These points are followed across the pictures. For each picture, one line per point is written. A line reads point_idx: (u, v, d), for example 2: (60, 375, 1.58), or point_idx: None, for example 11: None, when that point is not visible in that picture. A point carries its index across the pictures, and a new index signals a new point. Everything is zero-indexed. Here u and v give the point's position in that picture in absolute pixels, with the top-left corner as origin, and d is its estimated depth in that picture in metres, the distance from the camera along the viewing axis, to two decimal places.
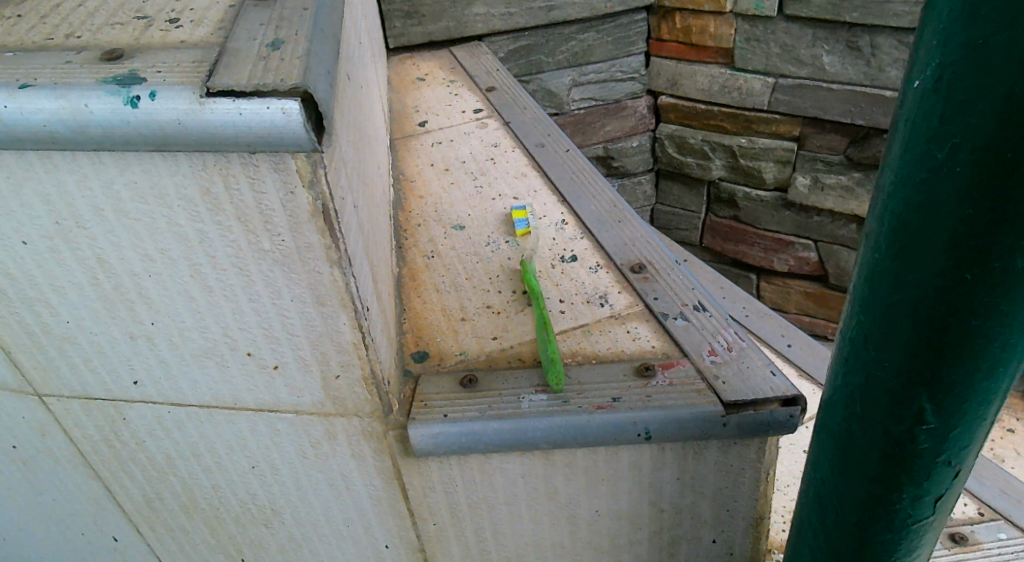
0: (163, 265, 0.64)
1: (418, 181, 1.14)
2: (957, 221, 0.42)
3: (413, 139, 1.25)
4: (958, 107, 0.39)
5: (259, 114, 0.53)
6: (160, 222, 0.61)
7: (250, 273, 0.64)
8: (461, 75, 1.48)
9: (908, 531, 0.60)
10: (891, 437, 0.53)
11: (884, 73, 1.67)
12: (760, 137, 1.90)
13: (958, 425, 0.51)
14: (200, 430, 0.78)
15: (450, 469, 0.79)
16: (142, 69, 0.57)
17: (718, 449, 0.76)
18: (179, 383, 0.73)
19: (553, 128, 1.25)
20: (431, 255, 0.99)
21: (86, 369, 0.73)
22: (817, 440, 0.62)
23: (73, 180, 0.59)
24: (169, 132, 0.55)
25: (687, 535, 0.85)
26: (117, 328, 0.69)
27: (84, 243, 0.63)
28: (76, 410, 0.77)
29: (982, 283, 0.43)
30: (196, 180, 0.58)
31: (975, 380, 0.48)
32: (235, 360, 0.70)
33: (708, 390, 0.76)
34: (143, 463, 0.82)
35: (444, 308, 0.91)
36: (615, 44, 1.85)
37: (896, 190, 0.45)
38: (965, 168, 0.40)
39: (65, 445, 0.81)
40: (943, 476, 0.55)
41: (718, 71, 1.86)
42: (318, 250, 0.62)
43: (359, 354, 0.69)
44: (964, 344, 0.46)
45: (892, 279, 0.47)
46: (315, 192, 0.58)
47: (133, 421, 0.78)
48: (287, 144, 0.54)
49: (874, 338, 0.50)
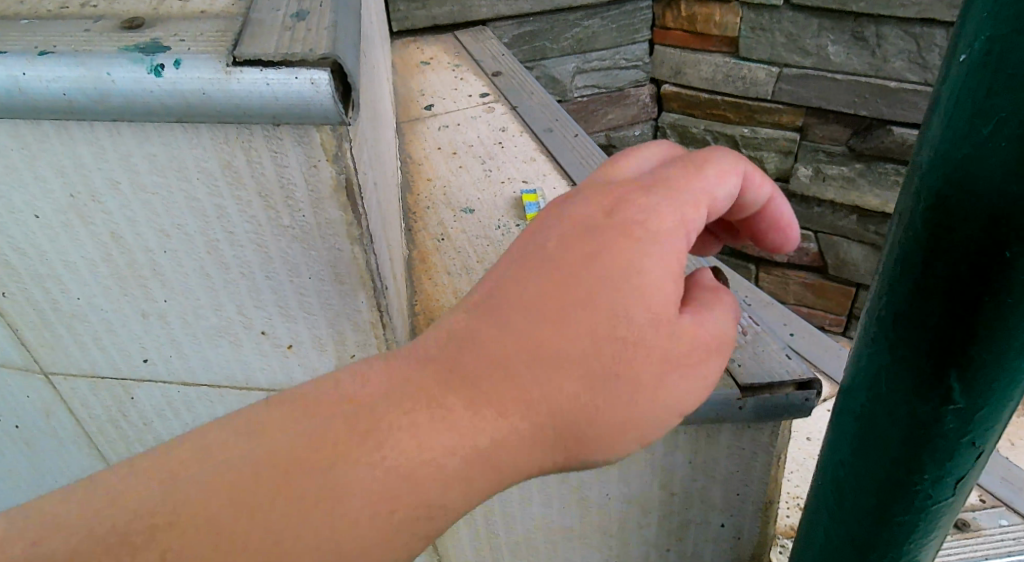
0: (179, 241, 0.63)
1: (427, 164, 1.13)
2: (999, 197, 0.42)
3: (419, 123, 1.25)
4: (1007, 79, 0.39)
5: (288, 85, 0.52)
6: (177, 197, 0.60)
7: (267, 249, 0.63)
8: (466, 60, 1.47)
9: (927, 512, 0.60)
10: (916, 418, 0.53)
11: (888, 63, 1.68)
12: (762, 127, 1.91)
13: (985, 406, 0.51)
14: (209, 411, 0.77)
15: None
16: (163, 37, 0.56)
17: (732, 432, 0.76)
18: (191, 362, 0.72)
19: (561, 112, 1.25)
20: (441, 238, 0.98)
21: (95, 348, 0.72)
22: (837, 421, 0.62)
23: (88, 152, 0.58)
24: (192, 102, 0.54)
25: (696, 519, 0.85)
26: (129, 306, 0.68)
27: (98, 218, 0.62)
28: (83, 390, 0.76)
29: (1020, 261, 0.43)
30: (216, 153, 0.57)
31: (1006, 359, 0.48)
32: (249, 340, 0.70)
33: (723, 373, 0.75)
34: (151, 444, 0.81)
35: (456, 290, 0.90)
36: (619, 32, 1.85)
37: (934, 167, 0.44)
38: (1011, 144, 0.40)
39: (70, 425, 0.81)
40: (965, 457, 0.55)
41: (721, 60, 1.86)
42: (339, 227, 0.61)
43: (377, 334, 0.69)
44: (998, 323, 0.46)
45: (925, 258, 0.47)
46: (338, 165, 0.57)
47: (142, 401, 0.77)
48: (314, 116, 0.53)
49: (902, 318, 0.50)
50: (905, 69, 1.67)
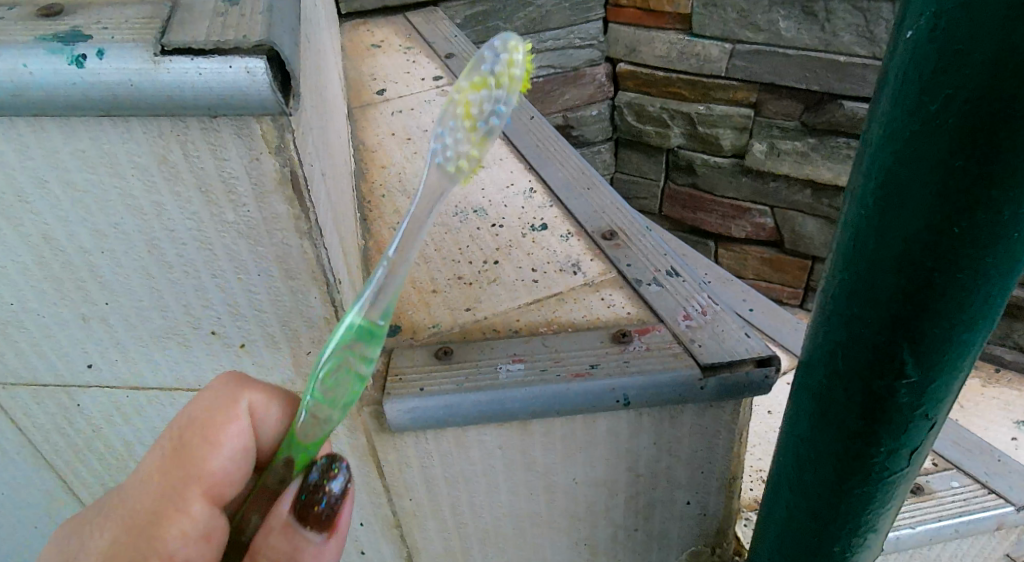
0: (117, 241, 0.61)
1: (380, 151, 1.11)
2: (947, 173, 0.42)
3: (371, 109, 1.22)
4: (954, 55, 0.39)
5: (221, 74, 0.50)
6: (112, 194, 0.58)
7: (212, 247, 0.61)
8: (418, 42, 1.44)
9: (883, 484, 0.61)
10: (872, 392, 0.54)
11: (837, 37, 1.69)
12: (717, 104, 1.91)
13: (938, 379, 0.52)
14: (160, 414, 0.75)
15: (426, 444, 0.78)
16: (85, 25, 0.53)
17: (695, 412, 0.76)
18: (137, 365, 0.70)
19: (517, 94, 1.23)
20: (397, 227, 0.97)
21: (34, 355, 0.69)
22: (796, 397, 0.62)
23: (12, 150, 0.56)
24: (119, 95, 0.51)
25: (662, 499, 0.85)
26: (67, 310, 0.66)
27: (28, 220, 0.60)
28: (25, 398, 0.74)
29: (968, 236, 0.44)
30: (151, 148, 0.55)
31: (956, 333, 0.49)
32: (198, 340, 0.68)
33: (685, 353, 0.76)
34: (101, 450, 0.79)
35: (414, 280, 0.89)
36: (572, 11, 1.84)
37: (884, 143, 0.44)
38: (957, 120, 0.40)
39: (13, 436, 0.78)
40: (920, 429, 0.56)
41: (675, 38, 1.86)
42: (286, 221, 0.59)
43: (331, 329, 0.67)
44: (948, 298, 0.47)
45: (878, 235, 0.47)
46: (282, 158, 0.55)
47: (89, 408, 0.75)
48: (251, 107, 0.51)
49: (857, 295, 0.51)
50: (854, 43, 1.68)
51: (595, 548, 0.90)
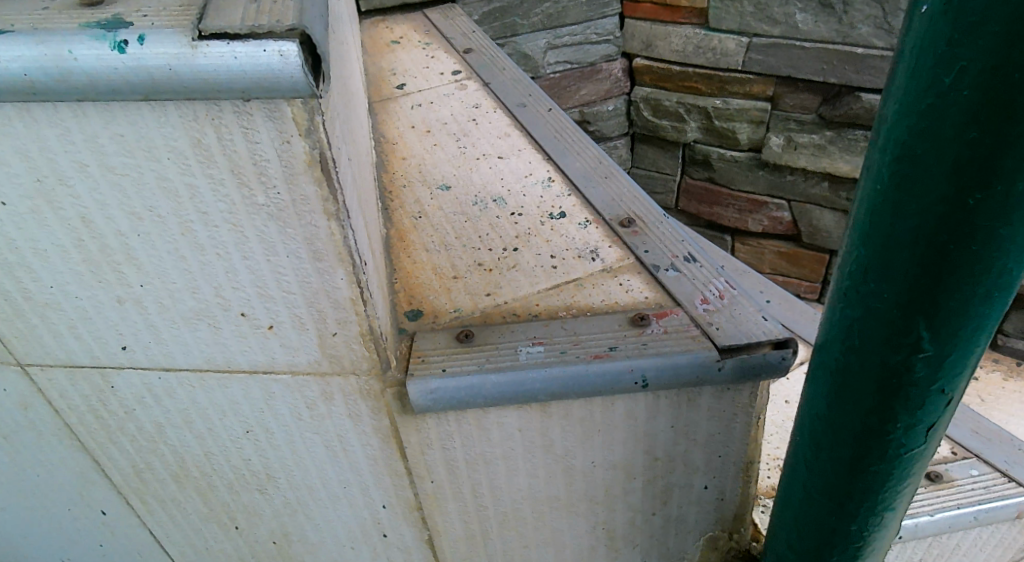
0: (152, 224, 0.63)
1: (400, 143, 1.13)
2: (961, 145, 0.43)
3: (392, 103, 1.24)
4: (967, 28, 0.40)
5: (256, 58, 0.52)
6: (148, 177, 0.60)
7: (243, 229, 0.63)
8: (437, 38, 1.46)
9: (900, 461, 0.61)
10: (888, 367, 0.55)
11: (855, 30, 1.69)
12: (734, 97, 1.92)
13: (954, 352, 0.53)
14: (191, 396, 0.77)
15: (447, 426, 0.79)
16: (125, 13, 0.55)
17: (712, 395, 0.77)
18: (168, 347, 0.72)
19: (534, 87, 1.25)
20: (418, 216, 0.99)
21: (71, 337, 0.72)
22: (813, 376, 0.63)
23: (54, 134, 0.58)
24: (158, 79, 0.53)
25: (680, 482, 0.86)
26: (104, 292, 0.68)
27: (67, 203, 0.62)
28: (61, 380, 0.76)
29: (983, 208, 0.44)
30: (186, 131, 0.57)
31: (972, 306, 0.49)
32: (228, 322, 0.70)
33: (702, 336, 0.77)
34: (132, 432, 0.81)
35: (434, 266, 0.91)
36: (588, 6, 1.85)
37: (899, 119, 0.45)
38: (972, 92, 0.41)
39: (49, 417, 0.80)
40: (936, 405, 0.57)
41: (692, 32, 1.86)
42: (314, 203, 0.61)
43: (357, 310, 0.69)
44: (964, 271, 0.47)
45: (893, 210, 0.48)
46: (312, 140, 0.57)
47: (122, 390, 0.77)
48: (284, 90, 0.53)
49: (872, 270, 0.51)
50: (872, 35, 1.68)
51: (613, 532, 0.91)
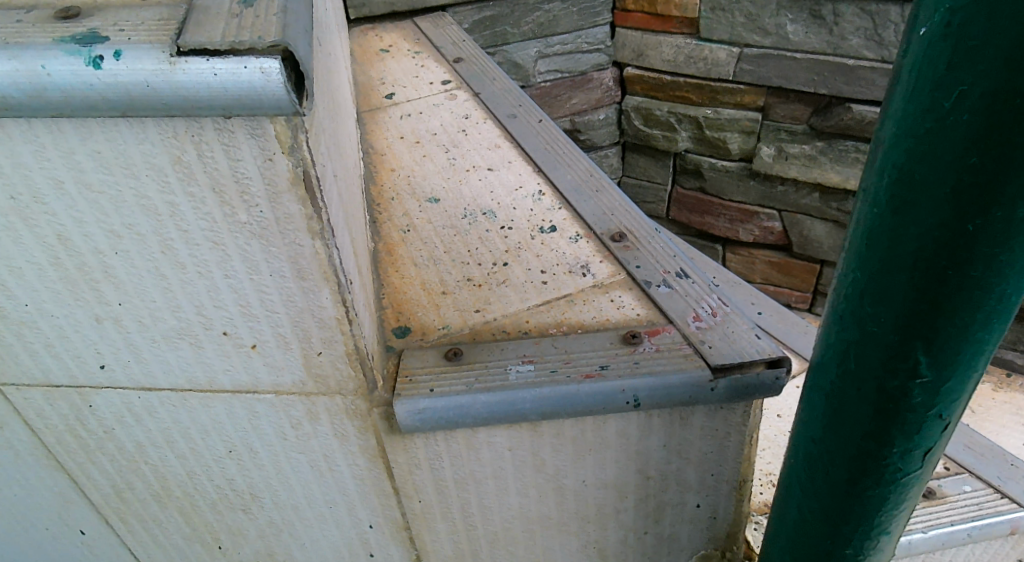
0: (132, 241, 0.61)
1: (389, 155, 1.12)
2: (960, 171, 0.42)
3: (381, 113, 1.23)
4: (968, 52, 0.39)
5: (237, 75, 0.50)
6: (127, 195, 0.58)
7: (225, 247, 0.61)
8: (426, 47, 1.45)
9: (897, 485, 0.60)
10: (884, 392, 0.54)
11: (846, 41, 1.69)
12: (725, 107, 1.91)
13: (952, 377, 0.52)
14: (173, 415, 0.75)
15: (436, 445, 0.78)
16: (102, 27, 0.53)
17: (705, 414, 0.76)
18: (149, 366, 0.70)
19: (524, 98, 1.24)
20: (406, 229, 0.97)
21: (48, 355, 0.70)
22: (807, 398, 0.62)
23: (29, 151, 0.56)
24: (136, 95, 0.51)
25: (672, 501, 0.85)
26: (81, 311, 0.66)
27: (43, 220, 0.60)
28: (38, 400, 0.74)
29: (983, 233, 0.43)
30: (166, 148, 0.55)
31: (971, 332, 0.48)
32: (211, 341, 0.68)
33: (695, 355, 0.76)
34: (112, 452, 0.79)
35: (423, 282, 0.89)
36: (579, 15, 1.85)
37: (896, 142, 0.44)
38: (973, 118, 0.40)
39: (26, 437, 0.78)
40: (933, 429, 0.55)
41: (683, 41, 1.86)
42: (298, 222, 0.59)
43: (343, 329, 0.67)
44: (963, 296, 0.46)
45: (891, 234, 0.47)
46: (296, 158, 0.56)
47: (101, 409, 0.75)
48: (266, 107, 0.52)
49: (869, 294, 0.50)
50: (863, 46, 1.68)
51: (605, 551, 0.90)
